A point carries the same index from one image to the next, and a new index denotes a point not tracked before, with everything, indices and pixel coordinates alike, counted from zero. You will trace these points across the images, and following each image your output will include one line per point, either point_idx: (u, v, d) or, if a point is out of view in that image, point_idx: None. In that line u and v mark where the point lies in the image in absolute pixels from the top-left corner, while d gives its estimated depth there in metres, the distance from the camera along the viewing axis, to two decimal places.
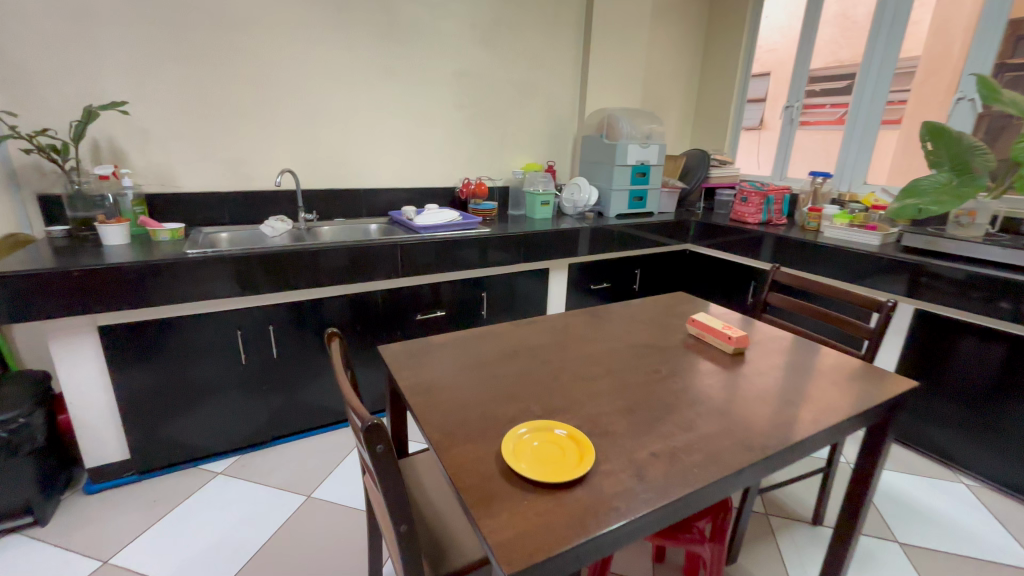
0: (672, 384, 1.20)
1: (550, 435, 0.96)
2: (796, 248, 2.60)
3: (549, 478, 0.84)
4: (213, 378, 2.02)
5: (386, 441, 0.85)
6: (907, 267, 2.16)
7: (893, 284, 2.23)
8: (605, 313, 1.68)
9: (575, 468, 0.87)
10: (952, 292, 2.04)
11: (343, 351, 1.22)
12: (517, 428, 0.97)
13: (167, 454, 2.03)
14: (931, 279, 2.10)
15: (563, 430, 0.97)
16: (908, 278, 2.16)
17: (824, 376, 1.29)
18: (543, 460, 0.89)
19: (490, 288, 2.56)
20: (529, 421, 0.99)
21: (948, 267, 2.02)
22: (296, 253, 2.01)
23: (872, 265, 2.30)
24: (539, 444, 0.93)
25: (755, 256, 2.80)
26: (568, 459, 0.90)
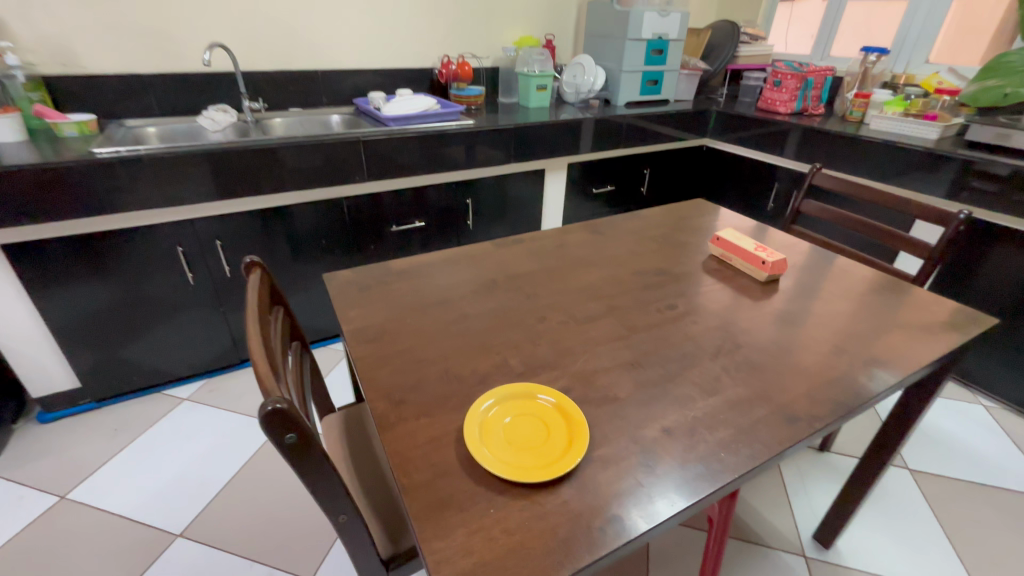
0: (689, 327, 0.95)
1: (530, 407, 0.72)
2: (832, 143, 2.19)
3: (526, 478, 0.62)
4: (159, 301, 1.77)
5: (299, 428, 0.61)
6: (953, 163, 1.81)
7: (936, 181, 1.87)
8: (609, 228, 1.38)
9: (562, 459, 0.64)
10: (1001, 195, 1.72)
11: (270, 282, 0.95)
12: (484, 398, 0.73)
13: (125, 382, 1.86)
14: (981, 178, 1.76)
15: (548, 398, 0.73)
16: (953, 179, 1.83)
17: (882, 311, 1.03)
18: (519, 448, 0.67)
19: (477, 193, 2.21)
20: (502, 386, 0.75)
21: (995, 161, 1.70)
22: (233, 153, 1.62)
23: (916, 162, 1.93)
24: (515, 422, 0.70)
25: (781, 152, 2.41)
26: (554, 445, 0.67)
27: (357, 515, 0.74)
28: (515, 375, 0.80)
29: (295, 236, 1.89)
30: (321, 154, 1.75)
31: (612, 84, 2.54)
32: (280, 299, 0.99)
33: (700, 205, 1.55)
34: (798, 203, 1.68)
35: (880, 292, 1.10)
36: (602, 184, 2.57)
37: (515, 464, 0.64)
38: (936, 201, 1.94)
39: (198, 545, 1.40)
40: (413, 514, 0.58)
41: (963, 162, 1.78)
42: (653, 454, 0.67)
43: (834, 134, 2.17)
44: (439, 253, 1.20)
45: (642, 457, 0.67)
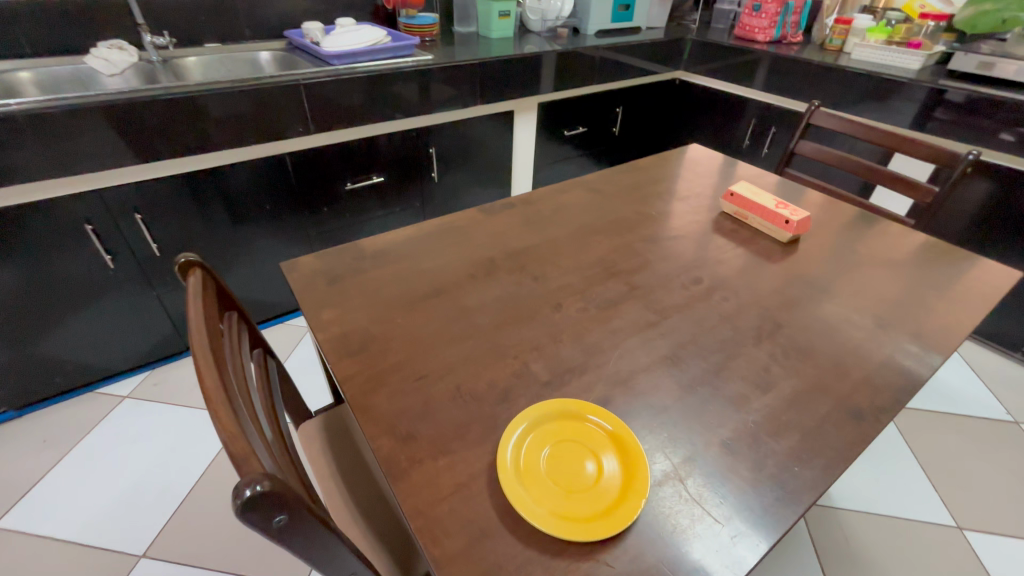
0: (722, 305, 0.84)
1: (576, 433, 0.60)
2: (803, 70, 2.03)
3: (584, 533, 0.51)
4: (74, 289, 1.47)
5: (290, 507, 0.45)
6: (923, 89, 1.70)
7: (902, 106, 1.78)
8: (606, 185, 1.22)
9: (623, 503, 0.53)
10: (965, 119, 1.64)
11: (217, 283, 0.74)
12: (519, 422, 0.60)
13: (46, 385, 1.58)
14: (948, 104, 1.66)
15: (600, 422, 0.61)
16: (919, 109, 1.74)
17: (908, 271, 0.97)
18: (569, 491, 0.55)
19: (440, 140, 1.97)
20: (542, 406, 0.62)
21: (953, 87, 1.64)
22: (139, 105, 1.29)
23: (885, 88, 1.82)
24: (560, 454, 0.58)
25: (749, 84, 2.26)
26: (611, 484, 0.55)
27: None
28: (542, 386, 0.67)
29: (233, 200, 1.61)
30: (254, 100, 1.46)
31: (582, 11, 2.27)
32: (231, 301, 0.79)
33: (696, 152, 1.41)
34: (793, 145, 1.58)
35: (902, 248, 1.03)
36: (574, 125, 2.37)
37: (567, 515, 0.52)
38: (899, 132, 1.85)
39: (166, 564, 1.24)
40: None
41: (932, 90, 1.68)
42: (723, 475, 0.58)
43: (809, 63, 2.00)
44: (419, 227, 1.02)
45: (709, 482, 0.57)
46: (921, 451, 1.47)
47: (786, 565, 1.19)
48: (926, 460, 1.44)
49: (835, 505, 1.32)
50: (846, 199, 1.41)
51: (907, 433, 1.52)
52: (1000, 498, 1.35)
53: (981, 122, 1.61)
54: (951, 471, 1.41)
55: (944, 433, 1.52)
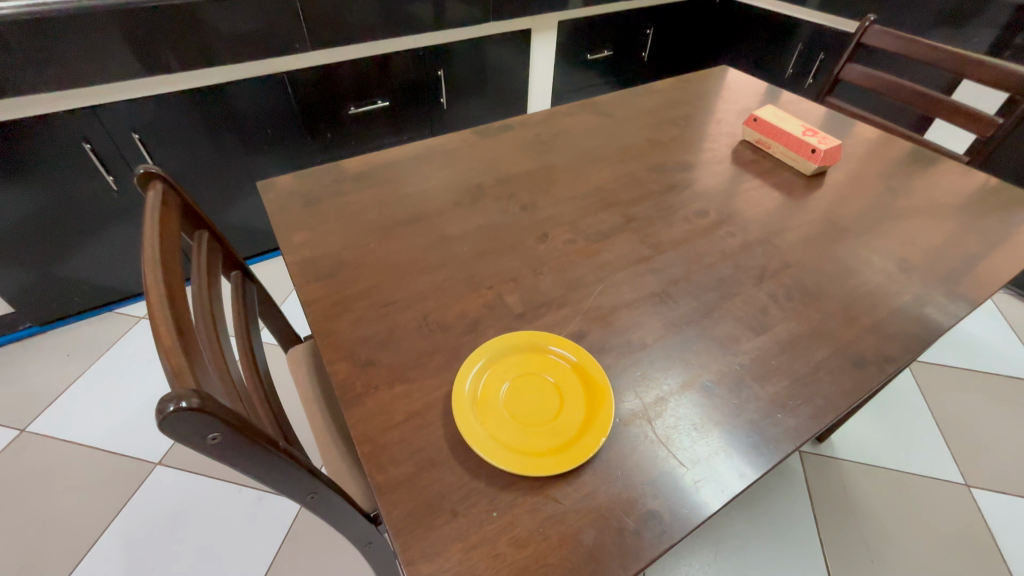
0: (726, 241, 0.77)
1: (537, 366, 0.57)
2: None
3: (542, 468, 0.48)
4: (82, 210, 1.43)
5: (222, 426, 0.43)
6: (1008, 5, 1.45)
7: (976, 31, 1.54)
8: (617, 108, 1.11)
9: (585, 438, 0.50)
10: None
11: (182, 199, 0.71)
12: (477, 356, 0.57)
13: (66, 303, 1.61)
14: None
15: (564, 354, 0.58)
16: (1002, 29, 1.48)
17: (947, 213, 0.86)
18: (529, 425, 0.52)
19: (452, 63, 1.81)
20: (501, 339, 0.59)
21: None
22: (125, 14, 1.19)
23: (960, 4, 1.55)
24: (520, 389, 0.55)
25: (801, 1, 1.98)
26: (572, 418, 0.52)
27: (339, 498, 0.59)
28: (513, 319, 0.63)
29: (239, 122, 1.51)
30: (251, 11, 1.34)
31: None
32: (202, 221, 0.76)
33: (725, 75, 1.27)
34: (840, 69, 1.40)
35: (946, 188, 0.92)
36: (599, 48, 2.16)
37: (526, 452, 0.50)
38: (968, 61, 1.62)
39: (179, 472, 1.28)
40: (396, 525, 0.45)
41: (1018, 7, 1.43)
42: (697, 419, 0.54)
43: None
44: (406, 149, 0.95)
45: (681, 425, 0.53)
46: (940, 409, 1.39)
47: (777, 512, 1.17)
48: (944, 418, 1.37)
49: (838, 457, 1.28)
50: (893, 132, 1.25)
51: (926, 389, 1.43)
52: (1019, 460, 1.28)
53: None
54: (969, 430, 1.34)
55: (968, 391, 1.43)
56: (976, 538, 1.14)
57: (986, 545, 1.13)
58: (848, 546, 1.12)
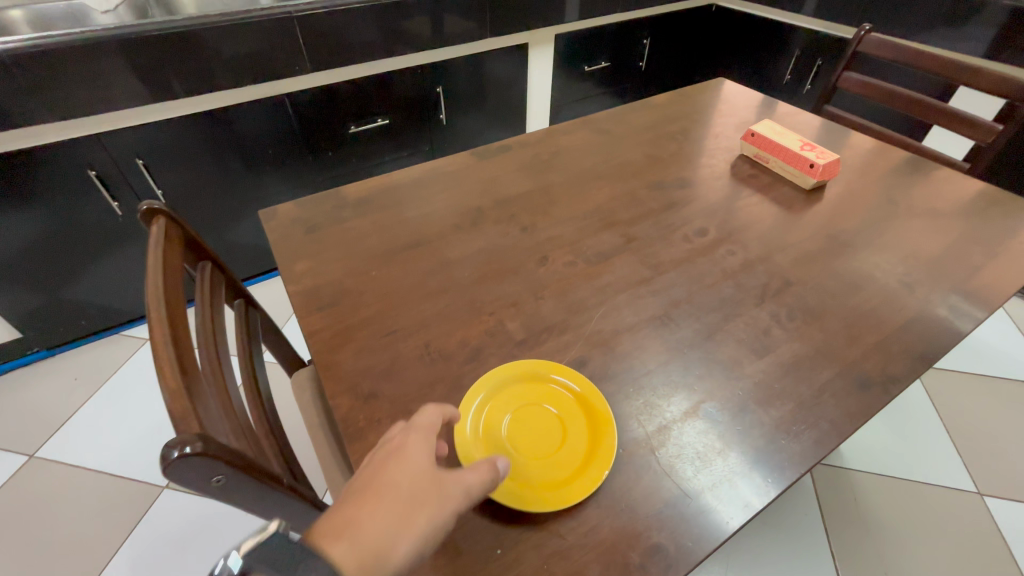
0: (726, 260, 0.77)
1: (538, 396, 0.57)
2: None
3: (555, 502, 0.48)
4: (87, 234, 1.44)
5: (227, 467, 0.43)
6: (1003, 9, 1.45)
7: (974, 32, 1.53)
8: (614, 124, 1.11)
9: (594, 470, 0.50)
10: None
11: (184, 232, 0.71)
12: (476, 387, 0.57)
13: (73, 327, 1.62)
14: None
15: (566, 384, 0.58)
16: (998, 32, 1.48)
17: (950, 223, 0.85)
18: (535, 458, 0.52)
19: (452, 78, 1.83)
20: (499, 369, 0.59)
21: None
22: (129, 42, 1.21)
23: (953, 9, 1.56)
24: (523, 422, 0.55)
25: (796, 9, 1.99)
26: (578, 447, 0.53)
27: None
28: (515, 346, 0.63)
29: (243, 144, 1.53)
30: (253, 35, 1.36)
31: None
32: (205, 251, 0.76)
33: (723, 87, 1.27)
34: (837, 77, 1.40)
35: (948, 197, 0.91)
36: (596, 59, 2.17)
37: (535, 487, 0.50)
38: (968, 62, 1.61)
39: (185, 495, 1.28)
40: None
41: (1013, 10, 1.44)
42: (700, 447, 0.54)
43: None
44: (406, 172, 0.95)
45: (685, 454, 0.53)
46: (951, 416, 1.37)
47: (788, 527, 1.16)
48: (954, 425, 1.35)
49: (848, 467, 1.27)
50: (891, 140, 1.25)
51: (937, 397, 1.42)
52: None
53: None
54: (984, 438, 1.32)
55: (980, 398, 1.41)
56: (992, 549, 1.12)
57: (1003, 556, 1.11)
58: (860, 558, 1.11)
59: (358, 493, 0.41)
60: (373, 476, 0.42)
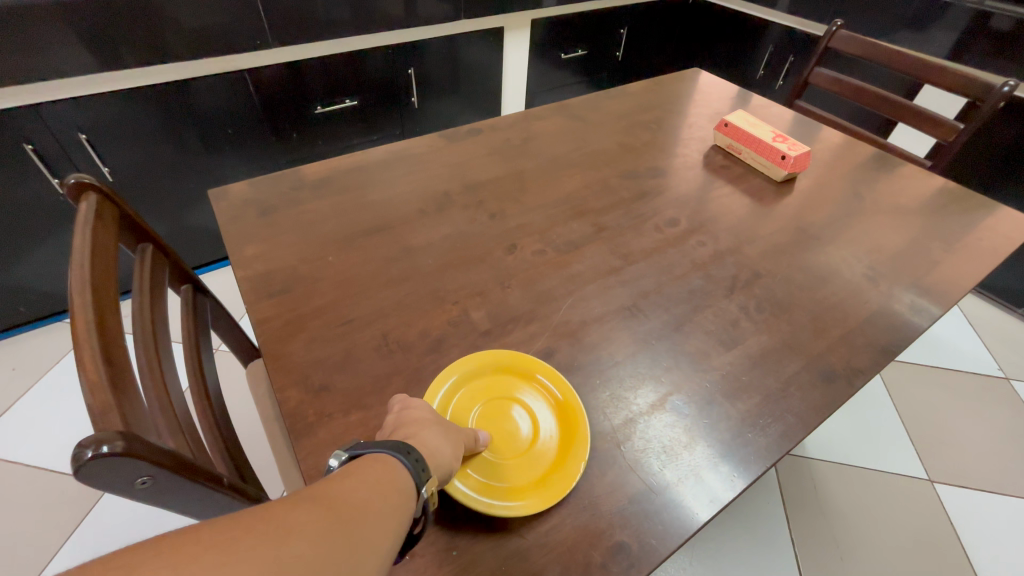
0: (696, 251, 0.75)
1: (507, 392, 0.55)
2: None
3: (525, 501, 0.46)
4: (23, 214, 1.33)
5: (153, 467, 0.39)
6: (967, 11, 1.49)
7: (938, 34, 1.57)
8: (589, 111, 1.09)
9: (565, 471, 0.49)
10: (1006, 51, 1.44)
11: (120, 211, 0.65)
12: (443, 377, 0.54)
13: (11, 314, 1.51)
14: (989, 32, 1.46)
15: (551, 386, 0.55)
16: (961, 34, 1.52)
17: (913, 218, 0.86)
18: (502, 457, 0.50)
19: (424, 60, 1.76)
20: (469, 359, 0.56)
21: (1001, 9, 1.42)
22: (70, 5, 1.11)
23: (919, 11, 1.59)
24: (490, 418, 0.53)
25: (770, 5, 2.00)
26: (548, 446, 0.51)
27: None
28: (479, 337, 0.61)
29: (198, 121, 1.44)
30: (210, 4, 1.27)
31: None
32: (145, 232, 0.70)
33: (697, 77, 1.26)
34: (808, 72, 1.41)
35: (911, 193, 0.92)
36: (573, 47, 2.14)
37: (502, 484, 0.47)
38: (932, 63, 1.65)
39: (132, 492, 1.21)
40: None
41: (975, 14, 1.47)
42: (667, 440, 0.52)
43: None
44: (371, 154, 0.91)
45: (651, 448, 0.52)
46: (908, 408, 1.41)
47: (751, 516, 1.18)
48: (909, 416, 1.39)
49: (809, 457, 1.29)
50: (858, 137, 1.26)
51: (894, 388, 1.46)
52: (978, 458, 1.31)
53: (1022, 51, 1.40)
54: (936, 427, 1.37)
55: (933, 389, 1.46)
56: (941, 534, 1.16)
57: (950, 541, 1.15)
58: (818, 544, 1.14)
59: (389, 429, 0.46)
60: (395, 418, 0.47)
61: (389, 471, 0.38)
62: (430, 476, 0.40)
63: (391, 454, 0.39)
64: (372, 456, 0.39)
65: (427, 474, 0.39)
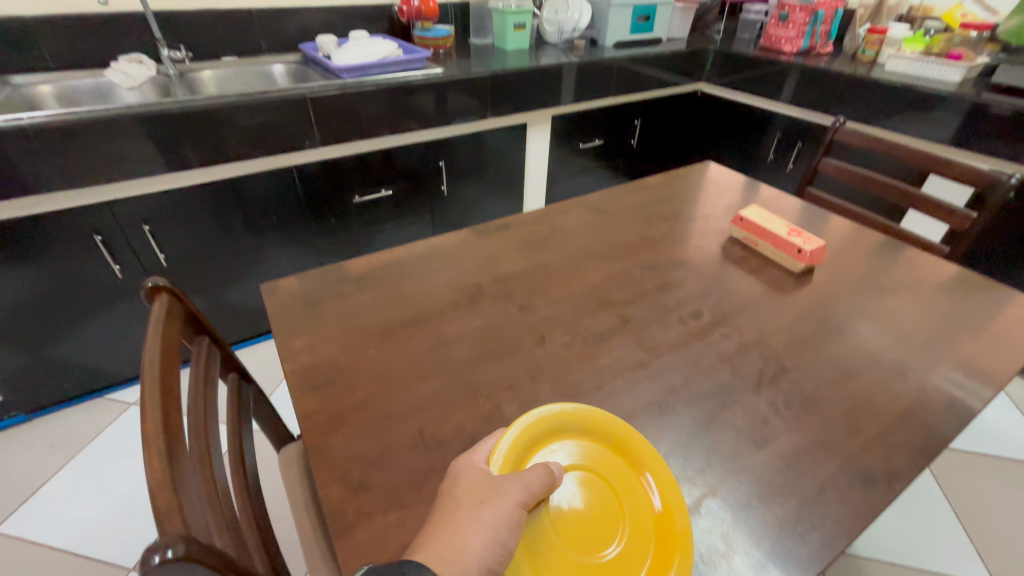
0: (721, 344, 0.77)
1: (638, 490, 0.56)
2: (831, 78, 1.92)
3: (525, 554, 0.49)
4: (82, 297, 1.44)
5: (208, 571, 0.41)
6: (964, 102, 1.59)
7: (939, 123, 1.66)
8: (609, 204, 1.16)
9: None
10: (1009, 138, 1.52)
11: (185, 308, 0.72)
12: (599, 419, 0.59)
13: (56, 391, 1.57)
14: (988, 120, 1.55)
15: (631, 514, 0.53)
16: (962, 122, 1.61)
17: (937, 308, 0.87)
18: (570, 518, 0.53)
19: (453, 152, 1.92)
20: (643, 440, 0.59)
21: (995, 99, 1.53)
22: (150, 118, 1.28)
23: (917, 103, 1.70)
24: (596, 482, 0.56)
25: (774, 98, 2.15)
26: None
27: None
28: None
29: (247, 209, 1.58)
30: (267, 112, 1.44)
31: (599, 22, 2.19)
32: (204, 326, 0.77)
33: (710, 170, 1.34)
34: (816, 162, 1.48)
35: (932, 281, 0.94)
36: (590, 137, 2.30)
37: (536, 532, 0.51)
38: (936, 148, 1.73)
39: None
40: None
41: (973, 105, 1.57)
42: (704, 548, 0.52)
43: (840, 78, 1.89)
44: (409, 248, 0.98)
45: None
46: (962, 501, 1.32)
47: None
48: (965, 511, 1.30)
49: (859, 556, 1.20)
50: (870, 223, 1.30)
51: (943, 477, 1.38)
52: None
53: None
54: (995, 522, 1.28)
55: (986, 479, 1.37)
56: None
57: None
58: None
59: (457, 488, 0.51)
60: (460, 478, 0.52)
61: None
62: None
63: None
64: None
65: None
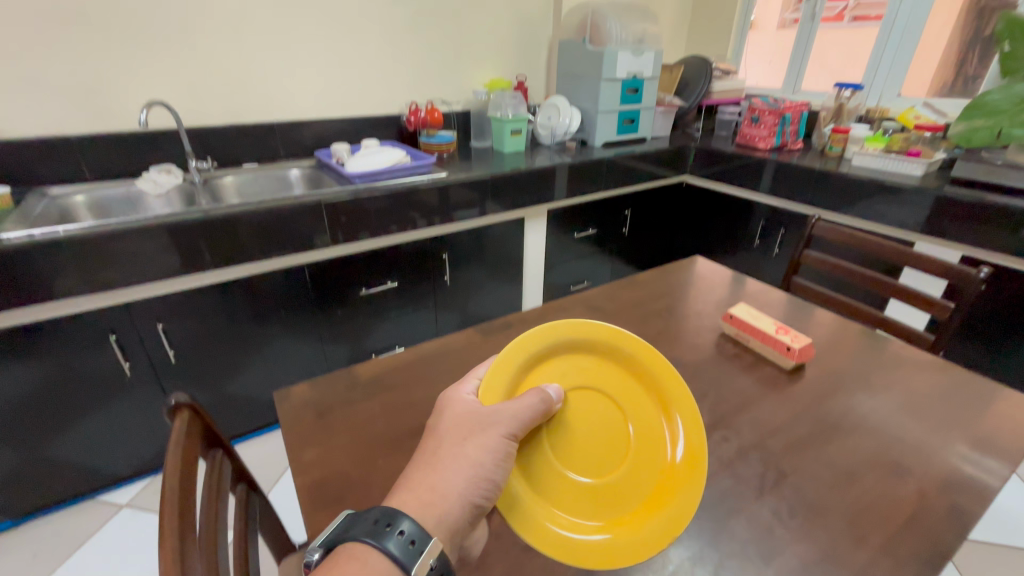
0: (721, 448, 0.80)
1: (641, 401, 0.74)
2: (803, 173, 2.09)
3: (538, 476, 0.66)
4: (89, 396, 1.46)
5: None
6: (929, 196, 1.72)
7: (908, 215, 1.79)
8: (605, 301, 1.23)
9: (574, 497, 0.66)
10: (979, 225, 1.62)
11: (203, 422, 0.75)
12: (604, 339, 0.76)
13: (48, 494, 1.53)
14: (957, 210, 1.66)
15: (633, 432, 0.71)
16: (930, 214, 1.73)
17: (927, 403, 0.91)
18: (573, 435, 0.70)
19: (454, 244, 2.03)
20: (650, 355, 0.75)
21: (957, 193, 1.65)
22: (174, 226, 1.38)
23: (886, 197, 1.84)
24: (594, 389, 0.75)
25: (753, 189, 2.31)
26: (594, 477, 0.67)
27: None
28: None
29: (257, 304, 1.64)
30: (282, 216, 1.54)
31: (588, 126, 2.40)
32: (218, 438, 0.79)
33: (698, 265, 1.43)
34: (798, 253, 1.57)
35: (919, 374, 0.98)
36: (584, 226, 2.44)
37: (541, 434, 0.70)
38: (910, 236, 1.83)
39: None
40: None
41: (938, 199, 1.69)
42: None
43: (811, 173, 2.05)
44: (417, 351, 1.03)
45: None
46: None
47: None
48: None
49: None
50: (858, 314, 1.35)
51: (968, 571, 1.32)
52: None
53: (990, 228, 1.60)
54: None
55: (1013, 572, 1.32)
56: None
57: None
58: None
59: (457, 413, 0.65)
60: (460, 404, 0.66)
61: (363, 550, 0.49)
62: (395, 523, 0.50)
63: (356, 537, 0.49)
64: (343, 547, 0.49)
65: (390, 527, 0.49)
